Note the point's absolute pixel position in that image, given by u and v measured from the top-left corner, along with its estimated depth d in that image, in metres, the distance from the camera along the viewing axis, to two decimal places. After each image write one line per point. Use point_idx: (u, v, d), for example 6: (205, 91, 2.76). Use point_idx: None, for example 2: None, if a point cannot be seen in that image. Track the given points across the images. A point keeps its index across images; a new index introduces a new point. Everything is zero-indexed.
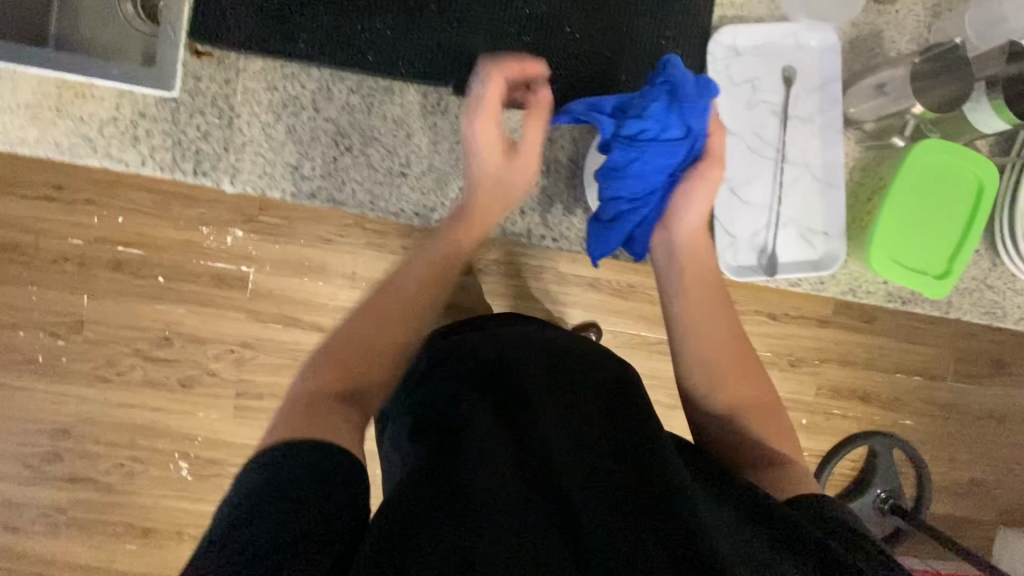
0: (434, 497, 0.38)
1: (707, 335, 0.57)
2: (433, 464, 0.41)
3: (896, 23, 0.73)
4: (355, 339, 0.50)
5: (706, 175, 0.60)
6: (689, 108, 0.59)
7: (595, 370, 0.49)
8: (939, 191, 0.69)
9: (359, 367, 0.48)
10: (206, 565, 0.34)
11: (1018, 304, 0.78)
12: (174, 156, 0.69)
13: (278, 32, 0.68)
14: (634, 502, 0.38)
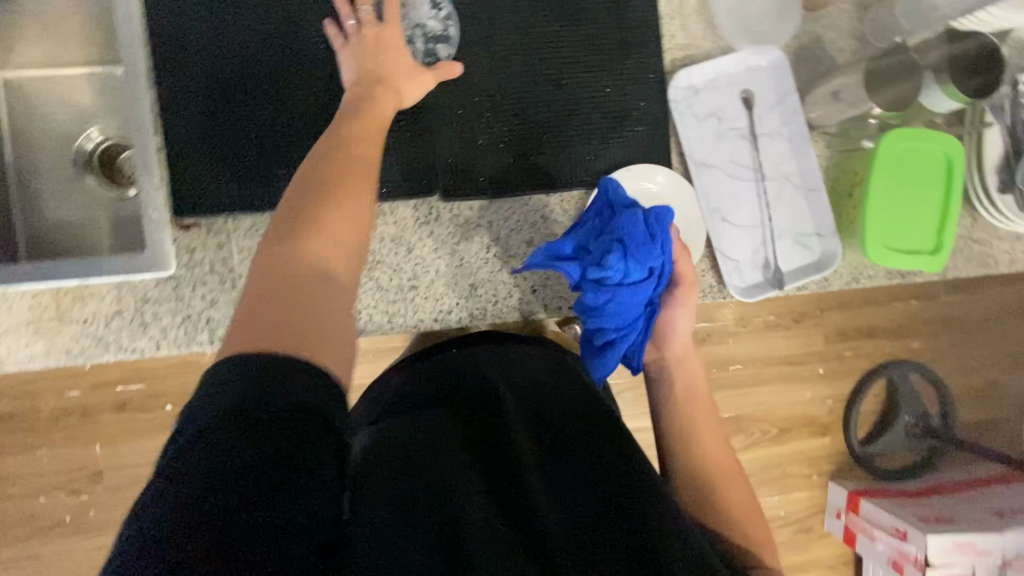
0: (422, 504, 0.38)
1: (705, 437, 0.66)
2: (418, 470, 0.40)
3: (831, 26, 0.77)
4: (324, 207, 0.45)
5: (678, 297, 0.66)
6: (645, 248, 0.62)
7: (574, 397, 0.52)
8: (913, 174, 0.72)
9: (313, 225, 0.43)
10: (155, 519, 0.28)
11: (1004, 249, 0.83)
12: (186, 331, 0.68)
13: (259, 185, 0.69)
14: (611, 517, 0.40)
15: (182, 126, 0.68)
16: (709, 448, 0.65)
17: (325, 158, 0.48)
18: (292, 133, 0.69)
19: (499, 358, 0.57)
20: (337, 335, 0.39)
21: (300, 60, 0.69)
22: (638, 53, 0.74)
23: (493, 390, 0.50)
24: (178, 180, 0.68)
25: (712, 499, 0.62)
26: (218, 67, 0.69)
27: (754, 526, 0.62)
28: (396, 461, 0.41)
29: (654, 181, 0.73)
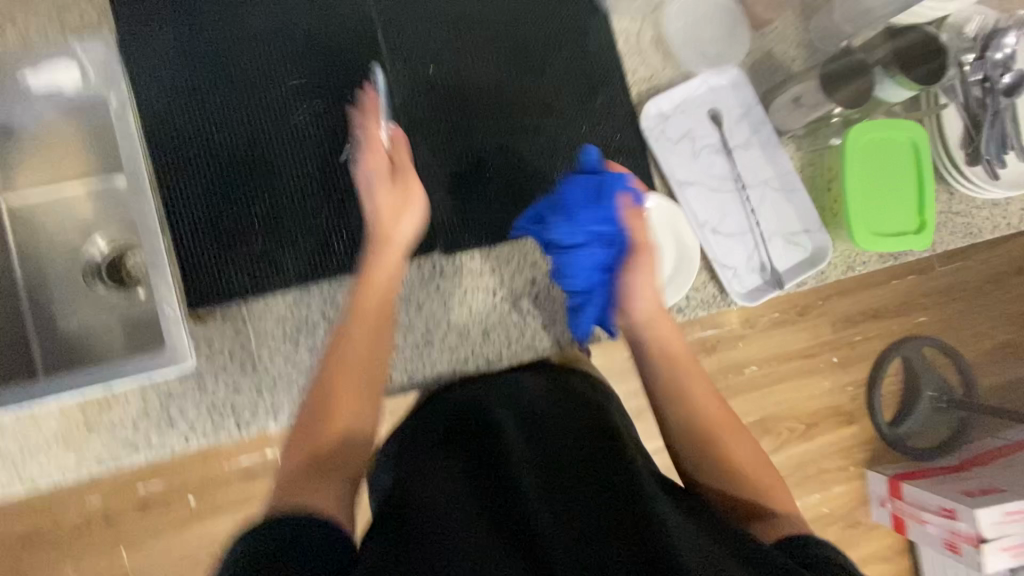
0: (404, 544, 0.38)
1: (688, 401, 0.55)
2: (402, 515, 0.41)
3: (780, 38, 0.82)
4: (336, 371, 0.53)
5: (638, 265, 0.59)
6: (579, 204, 0.61)
7: (572, 422, 0.52)
8: (886, 160, 0.76)
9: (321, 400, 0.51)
10: None
11: (985, 217, 0.86)
12: (215, 420, 0.70)
13: (269, 269, 0.71)
14: (595, 525, 0.40)
15: (189, 225, 0.71)
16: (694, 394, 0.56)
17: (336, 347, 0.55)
18: (293, 215, 0.73)
19: (494, 389, 0.60)
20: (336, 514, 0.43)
21: (290, 146, 0.73)
22: (606, 91, 0.78)
23: (489, 429, 0.52)
24: (190, 275, 0.70)
25: (712, 456, 0.53)
26: (216, 166, 0.72)
27: (767, 483, 0.52)
28: (391, 511, 0.43)
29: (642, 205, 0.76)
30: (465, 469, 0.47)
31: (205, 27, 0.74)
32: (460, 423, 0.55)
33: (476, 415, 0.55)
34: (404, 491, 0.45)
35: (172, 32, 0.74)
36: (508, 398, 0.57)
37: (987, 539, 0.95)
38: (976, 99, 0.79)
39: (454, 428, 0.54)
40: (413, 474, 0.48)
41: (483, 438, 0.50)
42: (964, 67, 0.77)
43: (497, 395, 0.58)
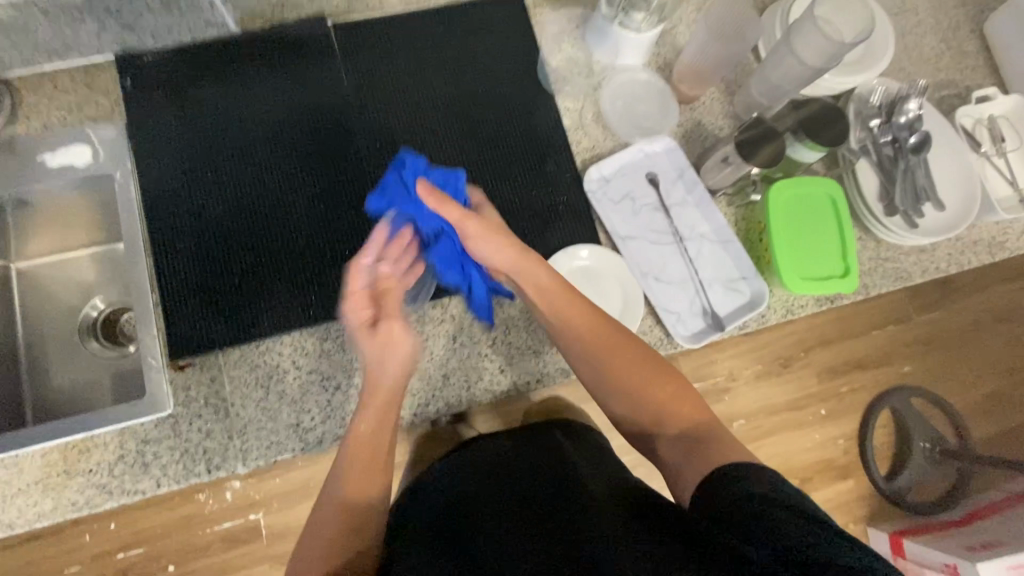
0: None
1: (613, 378, 0.64)
2: None
3: (707, 111, 0.93)
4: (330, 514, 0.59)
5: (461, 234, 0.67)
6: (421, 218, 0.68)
7: (549, 498, 0.58)
8: (807, 213, 0.84)
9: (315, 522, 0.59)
10: None
11: (914, 262, 0.93)
12: (186, 464, 0.74)
13: (246, 321, 0.78)
14: None
15: (176, 282, 0.79)
16: (614, 368, 0.64)
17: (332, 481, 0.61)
18: (271, 273, 0.80)
19: (475, 470, 0.67)
20: None
21: (272, 213, 0.83)
22: (553, 160, 0.89)
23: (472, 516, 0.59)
24: (174, 328, 0.77)
25: (652, 421, 0.62)
26: (205, 231, 0.81)
27: (675, 394, 0.62)
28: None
29: (579, 257, 0.84)
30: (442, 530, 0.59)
31: (202, 112, 0.85)
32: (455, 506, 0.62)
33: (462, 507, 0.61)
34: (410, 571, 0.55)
35: (172, 116, 0.85)
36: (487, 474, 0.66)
37: None
38: (878, 162, 0.90)
39: (445, 489, 0.66)
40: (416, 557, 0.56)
41: (462, 502, 0.63)
42: (873, 129, 0.90)
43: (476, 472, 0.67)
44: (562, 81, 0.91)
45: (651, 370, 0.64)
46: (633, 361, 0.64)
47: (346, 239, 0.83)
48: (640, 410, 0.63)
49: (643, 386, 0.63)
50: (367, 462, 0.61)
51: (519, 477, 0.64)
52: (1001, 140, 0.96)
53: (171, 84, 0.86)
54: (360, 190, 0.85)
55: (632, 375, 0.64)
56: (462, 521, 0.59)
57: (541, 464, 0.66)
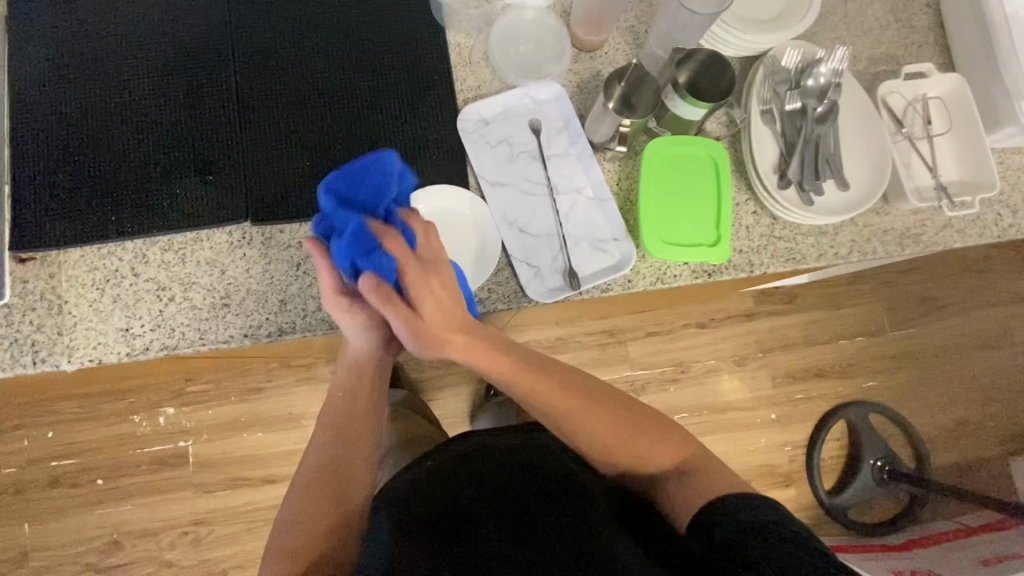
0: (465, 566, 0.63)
1: (590, 437, 0.72)
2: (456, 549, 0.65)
3: (609, 62, 0.88)
4: (353, 418, 0.77)
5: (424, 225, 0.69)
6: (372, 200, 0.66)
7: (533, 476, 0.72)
8: (680, 178, 0.79)
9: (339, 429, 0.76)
10: None
11: (811, 244, 0.86)
12: (13, 353, 0.75)
13: (91, 221, 0.78)
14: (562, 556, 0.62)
15: (29, 175, 0.79)
16: (591, 425, 0.71)
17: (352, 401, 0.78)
18: (124, 176, 0.80)
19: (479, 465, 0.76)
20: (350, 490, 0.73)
21: (135, 117, 0.81)
22: (433, 96, 0.85)
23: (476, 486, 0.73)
24: (22, 219, 0.78)
25: (644, 467, 0.72)
26: (65, 126, 0.80)
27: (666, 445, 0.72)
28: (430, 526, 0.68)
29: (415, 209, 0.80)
30: (445, 537, 0.66)
31: (79, 7, 0.84)
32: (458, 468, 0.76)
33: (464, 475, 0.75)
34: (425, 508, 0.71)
35: (50, 7, 0.83)
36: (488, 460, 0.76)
37: None
38: (780, 131, 0.83)
39: (437, 491, 0.73)
40: (432, 509, 0.70)
41: (449, 504, 0.71)
42: (777, 94, 0.84)
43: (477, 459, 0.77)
44: (455, 14, 0.87)
45: (620, 423, 0.72)
46: (620, 417, 0.73)
47: (207, 151, 0.81)
48: (631, 458, 0.71)
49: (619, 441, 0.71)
50: (338, 475, 0.73)
51: (514, 476, 0.73)
52: (929, 122, 0.88)
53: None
54: (227, 104, 0.82)
55: (603, 436, 0.71)
56: (459, 529, 0.67)
57: (534, 461, 0.75)
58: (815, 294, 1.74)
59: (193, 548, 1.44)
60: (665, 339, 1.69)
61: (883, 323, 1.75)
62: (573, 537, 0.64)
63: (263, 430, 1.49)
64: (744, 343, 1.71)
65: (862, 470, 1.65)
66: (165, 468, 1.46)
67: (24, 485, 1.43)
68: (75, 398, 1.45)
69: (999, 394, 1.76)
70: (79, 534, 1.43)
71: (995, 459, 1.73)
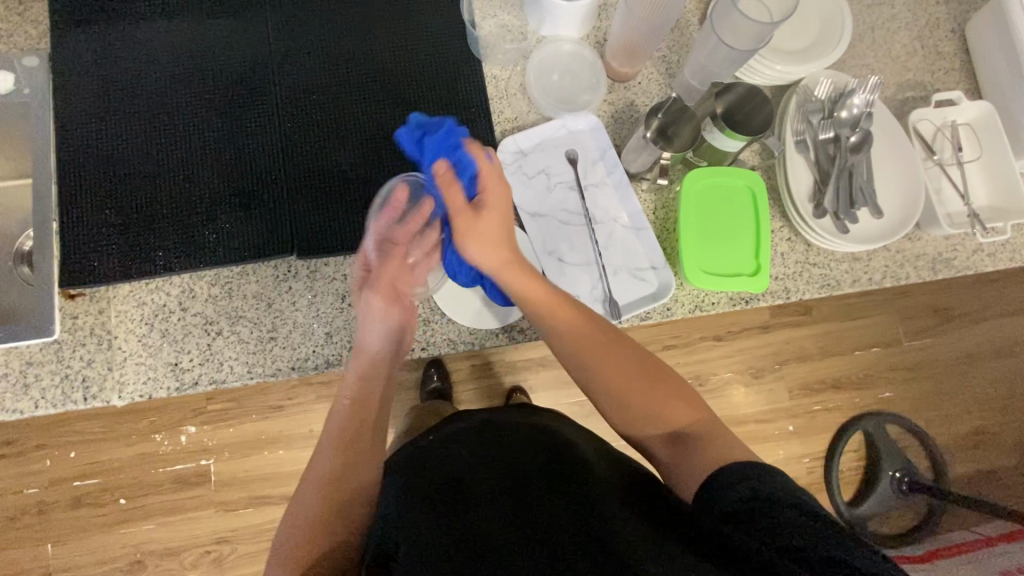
0: (449, 521, 0.60)
1: (603, 372, 0.67)
2: (438, 501, 0.64)
3: (642, 92, 0.89)
4: (350, 408, 0.70)
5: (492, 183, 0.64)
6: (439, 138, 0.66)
7: (531, 449, 0.69)
8: (717, 208, 0.80)
9: (350, 420, 0.69)
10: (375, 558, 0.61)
11: (844, 270, 0.87)
12: (64, 389, 0.76)
13: (140, 255, 0.79)
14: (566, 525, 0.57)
15: (76, 210, 0.80)
16: (605, 371, 0.67)
17: (358, 391, 0.72)
18: (170, 211, 0.81)
19: (473, 437, 0.74)
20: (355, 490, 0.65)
21: (179, 152, 0.82)
22: (471, 127, 0.86)
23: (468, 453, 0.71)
24: (69, 255, 0.79)
25: (649, 427, 0.65)
26: (111, 161, 0.82)
27: (682, 411, 0.65)
28: (418, 486, 0.67)
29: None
30: (441, 504, 0.63)
31: (122, 43, 0.85)
32: (453, 443, 0.74)
33: (459, 448, 0.72)
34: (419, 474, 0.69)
35: (93, 42, 0.85)
36: (479, 435, 0.74)
37: None
38: (814, 160, 0.85)
39: (430, 459, 0.71)
40: (421, 473, 0.68)
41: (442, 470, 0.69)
42: (811, 123, 0.85)
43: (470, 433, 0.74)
44: (491, 48, 0.89)
45: (637, 369, 0.67)
46: (635, 372, 0.67)
47: (250, 185, 0.82)
48: (643, 421, 0.65)
49: (629, 383, 0.66)
50: (340, 479, 0.65)
51: (510, 448, 0.70)
52: (960, 148, 0.90)
53: (92, 10, 0.86)
54: (268, 137, 0.84)
55: (618, 378, 0.66)
56: (452, 494, 0.64)
57: (529, 438, 0.72)
58: (831, 306, 1.74)
59: (218, 566, 1.45)
60: (682, 352, 1.69)
61: (898, 334, 1.76)
62: (574, 506, 0.59)
63: (285, 446, 1.49)
64: (761, 355, 1.72)
65: (883, 481, 1.65)
66: (188, 487, 1.46)
67: (46, 505, 1.42)
68: (97, 418, 1.45)
69: (1014, 403, 1.77)
70: (104, 554, 1.43)
71: (1011, 468, 1.74)
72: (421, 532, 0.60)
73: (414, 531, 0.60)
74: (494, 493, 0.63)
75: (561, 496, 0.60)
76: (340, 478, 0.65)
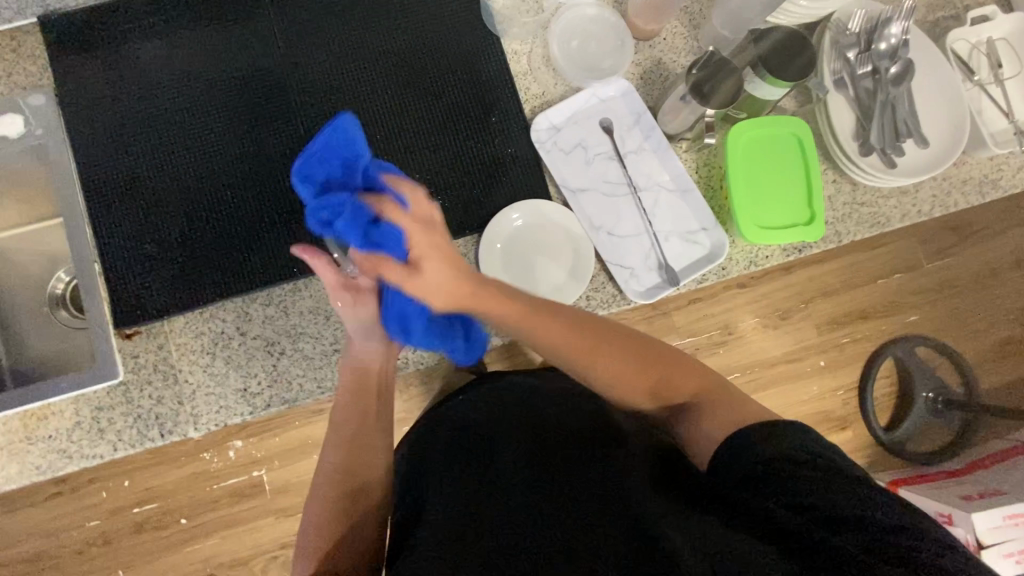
0: (462, 503, 0.57)
1: (594, 367, 0.61)
2: (456, 481, 0.60)
3: (669, 48, 0.86)
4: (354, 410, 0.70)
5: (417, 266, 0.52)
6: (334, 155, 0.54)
7: (563, 424, 0.64)
8: (765, 159, 0.79)
9: (355, 421, 0.69)
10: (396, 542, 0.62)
11: (892, 205, 0.87)
12: (140, 429, 0.76)
13: (191, 287, 0.78)
14: (587, 515, 0.51)
15: (118, 250, 0.79)
16: (596, 364, 0.60)
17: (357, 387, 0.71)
18: (211, 238, 0.80)
19: (499, 416, 0.69)
20: (366, 487, 0.64)
21: (209, 176, 0.81)
22: (499, 109, 0.84)
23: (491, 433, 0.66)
24: (121, 296, 0.78)
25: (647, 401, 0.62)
26: (143, 194, 0.80)
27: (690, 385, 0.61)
28: (438, 466, 0.64)
29: (512, 223, 0.81)
30: (459, 477, 0.60)
31: (129, 71, 0.82)
32: (477, 425, 0.69)
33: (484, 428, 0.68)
34: (436, 458, 0.66)
35: (103, 74, 0.82)
36: (509, 412, 0.69)
37: (985, 544, 1.05)
38: (854, 96, 0.82)
39: (452, 439, 0.68)
40: (438, 457, 0.65)
41: (465, 448, 0.65)
42: (847, 59, 0.82)
43: (498, 410, 0.70)
44: (508, 22, 0.86)
45: (630, 352, 0.61)
46: (622, 355, 0.61)
47: (286, 200, 0.81)
48: (636, 393, 0.61)
49: (622, 369, 0.61)
50: (351, 479, 0.64)
51: (541, 425, 0.65)
52: (999, 66, 0.87)
53: (92, 40, 0.82)
54: (295, 147, 0.82)
55: (609, 366, 0.60)
56: (470, 471, 0.61)
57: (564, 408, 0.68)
58: None
59: None
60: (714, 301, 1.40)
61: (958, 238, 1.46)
62: (601, 487, 0.53)
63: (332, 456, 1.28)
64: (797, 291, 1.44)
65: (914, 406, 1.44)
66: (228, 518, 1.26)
67: (108, 536, 1.20)
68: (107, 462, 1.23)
69: None
70: None
71: None
72: (434, 513, 0.57)
73: (437, 508, 0.58)
74: (512, 469, 0.58)
75: (585, 475, 0.55)
76: (353, 482, 0.64)
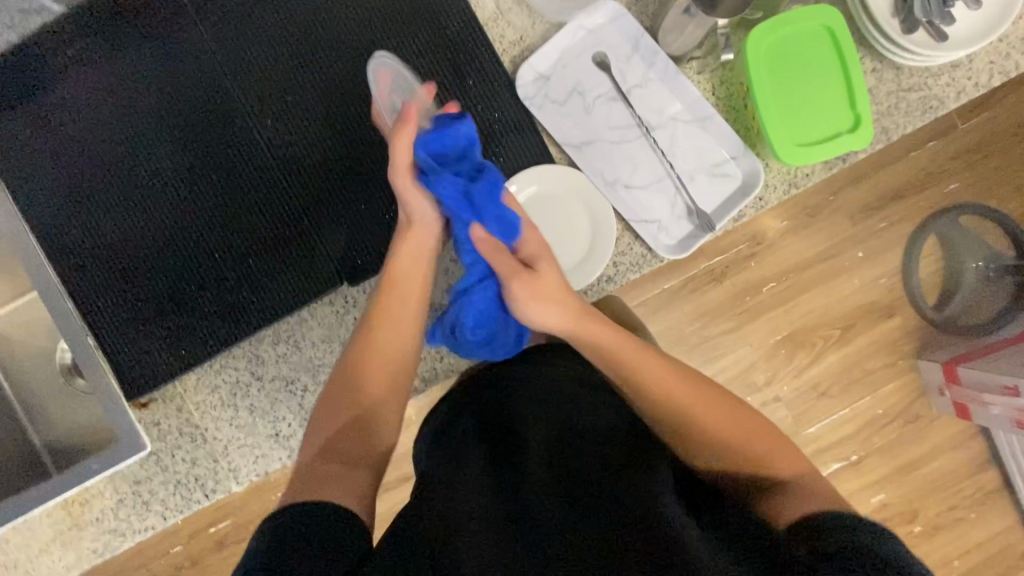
0: (488, 471, 0.51)
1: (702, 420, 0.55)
2: (489, 449, 0.54)
3: None
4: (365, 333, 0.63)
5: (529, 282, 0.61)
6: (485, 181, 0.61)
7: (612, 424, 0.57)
8: (794, 64, 0.67)
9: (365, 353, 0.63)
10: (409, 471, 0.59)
11: (944, 84, 0.75)
12: (183, 495, 0.73)
13: (191, 341, 0.73)
14: (605, 516, 0.44)
15: (109, 317, 0.73)
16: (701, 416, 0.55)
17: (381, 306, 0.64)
18: (200, 284, 0.73)
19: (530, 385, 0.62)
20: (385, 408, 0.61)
21: (181, 218, 0.74)
22: (476, 69, 0.73)
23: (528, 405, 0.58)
24: (124, 366, 0.73)
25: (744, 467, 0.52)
26: (118, 252, 0.74)
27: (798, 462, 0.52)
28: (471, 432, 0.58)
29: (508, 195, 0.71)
30: (492, 453, 0.53)
31: (68, 122, 0.74)
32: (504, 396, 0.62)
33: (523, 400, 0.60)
34: (465, 428, 0.59)
35: (43, 130, 0.75)
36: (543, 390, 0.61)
37: None
38: None
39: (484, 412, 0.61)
40: (468, 425, 0.60)
41: (505, 418, 0.58)
42: None
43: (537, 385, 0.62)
44: None
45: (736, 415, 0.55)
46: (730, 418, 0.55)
47: (268, 227, 0.73)
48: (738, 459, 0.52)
49: (728, 426, 0.54)
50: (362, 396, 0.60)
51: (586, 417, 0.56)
52: None
53: (22, 98, 0.75)
54: (263, 165, 0.74)
55: (713, 415, 0.55)
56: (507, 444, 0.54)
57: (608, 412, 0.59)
58: None
59: None
60: None
61: None
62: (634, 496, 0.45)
63: None
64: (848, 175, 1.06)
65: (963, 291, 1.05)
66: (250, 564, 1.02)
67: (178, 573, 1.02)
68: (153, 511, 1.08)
69: None
70: None
71: None
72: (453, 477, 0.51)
73: (452, 466, 0.53)
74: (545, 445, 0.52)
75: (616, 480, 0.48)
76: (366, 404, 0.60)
